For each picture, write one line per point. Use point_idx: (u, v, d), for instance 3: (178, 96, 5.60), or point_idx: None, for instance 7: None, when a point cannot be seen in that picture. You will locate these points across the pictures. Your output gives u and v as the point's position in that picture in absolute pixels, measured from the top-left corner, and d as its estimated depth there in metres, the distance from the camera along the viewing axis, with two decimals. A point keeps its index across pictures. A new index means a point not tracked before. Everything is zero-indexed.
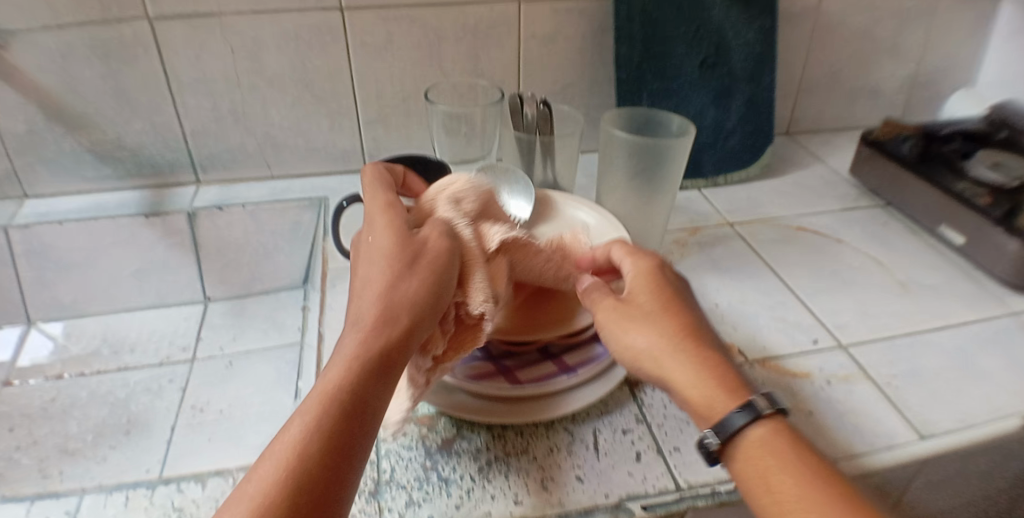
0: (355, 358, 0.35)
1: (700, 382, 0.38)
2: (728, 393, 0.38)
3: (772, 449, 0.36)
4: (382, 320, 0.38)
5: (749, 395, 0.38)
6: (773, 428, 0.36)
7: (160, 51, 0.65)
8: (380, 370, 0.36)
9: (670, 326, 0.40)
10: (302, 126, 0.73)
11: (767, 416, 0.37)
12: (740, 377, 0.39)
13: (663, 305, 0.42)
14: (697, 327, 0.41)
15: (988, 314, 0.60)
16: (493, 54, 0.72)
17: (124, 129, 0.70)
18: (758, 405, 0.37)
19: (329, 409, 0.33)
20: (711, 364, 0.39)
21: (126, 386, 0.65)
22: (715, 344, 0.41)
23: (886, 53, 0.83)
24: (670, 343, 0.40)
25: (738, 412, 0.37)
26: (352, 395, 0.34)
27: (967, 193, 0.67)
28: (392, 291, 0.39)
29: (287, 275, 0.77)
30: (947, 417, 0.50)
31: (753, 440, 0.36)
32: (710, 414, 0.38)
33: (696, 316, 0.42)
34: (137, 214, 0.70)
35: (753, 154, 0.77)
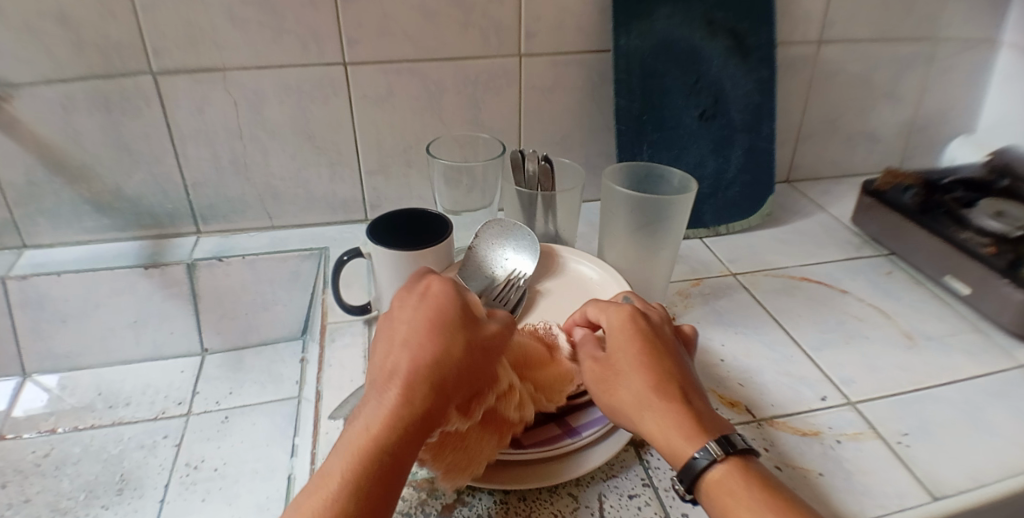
0: (391, 421, 0.37)
1: (666, 430, 0.40)
2: (686, 438, 0.39)
3: (731, 490, 0.37)
4: (421, 381, 0.38)
5: (708, 439, 0.39)
6: (729, 469, 0.38)
7: (163, 104, 0.66)
8: (413, 436, 0.37)
9: (638, 380, 0.42)
10: (303, 177, 0.73)
11: (723, 458, 0.38)
12: (702, 418, 0.41)
13: (636, 358, 0.43)
14: (671, 377, 0.43)
15: (997, 367, 0.59)
16: (494, 106, 0.72)
17: (125, 181, 0.70)
18: (711, 448, 0.38)
19: (359, 472, 0.35)
20: (675, 411, 0.40)
21: (119, 442, 0.64)
22: (689, 395, 0.42)
23: (883, 99, 0.83)
24: (639, 400, 0.41)
25: (698, 456, 0.38)
26: (384, 461, 0.36)
27: (970, 242, 0.66)
28: (439, 349, 0.40)
29: (285, 326, 0.76)
30: (959, 475, 0.48)
31: (714, 482, 0.38)
32: (675, 459, 0.39)
33: (672, 365, 0.44)
34: (137, 265, 0.70)
35: (754, 202, 0.77)
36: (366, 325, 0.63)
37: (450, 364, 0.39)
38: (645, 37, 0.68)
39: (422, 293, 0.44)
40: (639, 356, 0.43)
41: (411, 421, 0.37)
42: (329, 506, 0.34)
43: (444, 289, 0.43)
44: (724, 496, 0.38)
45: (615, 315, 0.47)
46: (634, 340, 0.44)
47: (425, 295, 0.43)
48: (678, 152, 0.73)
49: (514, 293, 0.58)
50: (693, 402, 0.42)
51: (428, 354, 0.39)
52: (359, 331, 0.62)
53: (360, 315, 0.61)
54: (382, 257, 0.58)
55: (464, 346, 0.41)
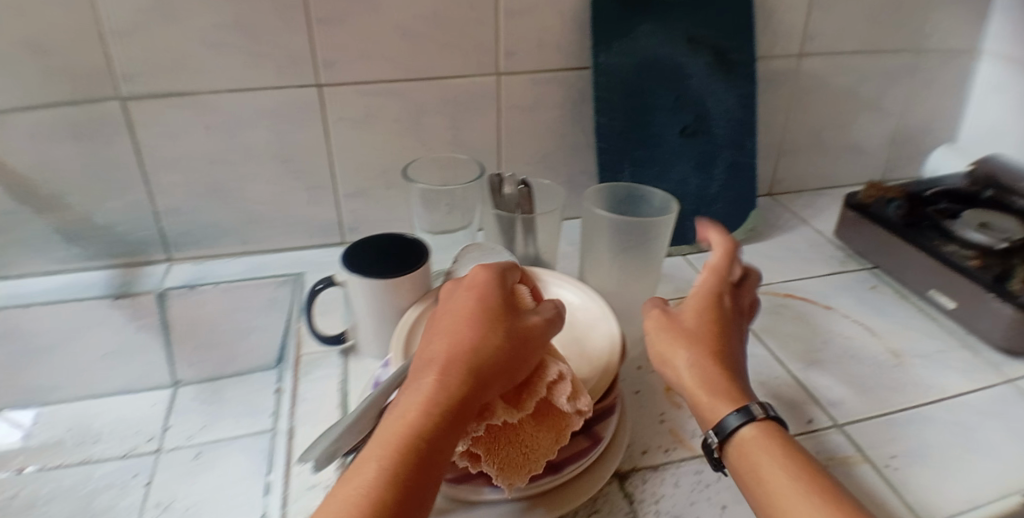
0: (426, 406, 0.36)
1: (711, 391, 0.42)
2: (730, 401, 0.41)
3: (761, 445, 0.39)
4: (460, 367, 0.37)
5: (750, 403, 0.41)
6: (762, 429, 0.39)
7: (133, 130, 0.64)
8: (449, 425, 0.36)
9: (703, 346, 0.44)
10: (279, 202, 0.71)
11: (759, 420, 0.40)
12: (747, 391, 0.43)
13: (707, 327, 0.46)
14: (729, 362, 0.45)
15: (987, 384, 0.59)
16: (474, 126, 0.71)
17: (95, 209, 0.68)
18: (751, 409, 0.40)
19: (394, 458, 0.34)
20: (726, 379, 0.43)
21: (90, 482, 0.62)
22: (740, 374, 0.44)
23: (867, 111, 0.83)
24: (696, 363, 0.44)
25: (735, 414, 0.40)
26: (419, 448, 0.34)
27: (956, 256, 0.66)
28: (479, 336, 0.39)
29: (261, 354, 0.73)
30: (954, 499, 0.47)
31: (745, 439, 0.40)
32: (712, 417, 0.41)
33: (737, 356, 0.46)
34: (106, 295, 0.67)
35: (739, 218, 0.76)
36: (343, 355, 0.61)
37: (491, 351, 0.39)
38: (626, 54, 0.67)
39: (465, 287, 0.44)
40: (714, 341, 0.45)
41: (447, 407, 0.36)
42: (366, 493, 0.32)
43: (484, 280, 0.44)
44: (754, 453, 0.39)
45: (701, 297, 0.48)
46: (710, 315, 0.47)
47: (466, 286, 0.44)
48: (661, 169, 0.72)
49: None
50: (749, 388, 0.44)
51: (469, 341, 0.39)
52: (336, 363, 0.60)
53: (335, 345, 0.59)
54: (359, 285, 0.56)
55: (504, 335, 0.40)
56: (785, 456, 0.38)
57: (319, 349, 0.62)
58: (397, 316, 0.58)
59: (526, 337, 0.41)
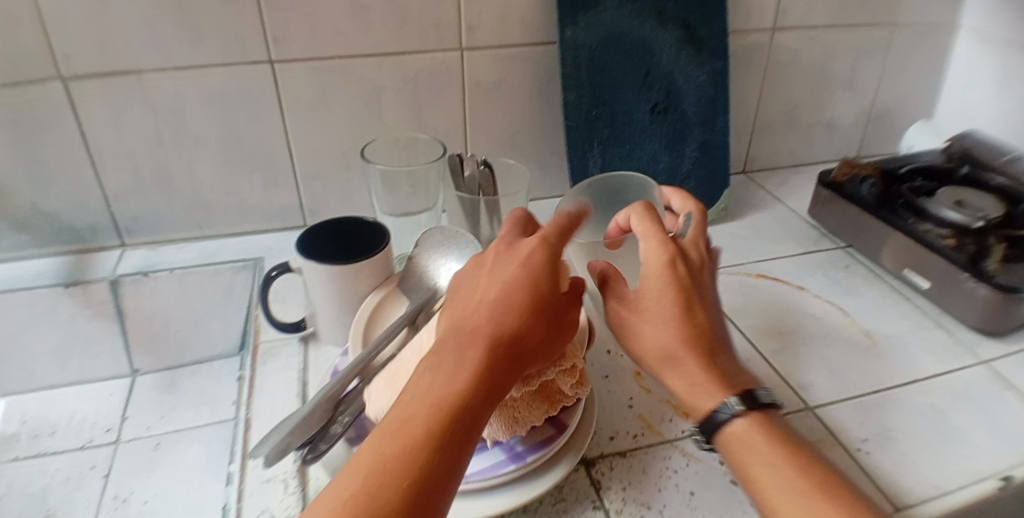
0: (472, 377, 0.35)
1: (696, 383, 0.40)
2: (711, 392, 0.40)
3: (749, 444, 0.38)
4: (506, 344, 0.37)
5: (730, 394, 0.40)
6: (748, 423, 0.39)
7: (74, 112, 0.61)
8: (489, 401, 0.36)
9: (675, 331, 0.41)
10: (234, 185, 0.69)
11: (744, 414, 0.39)
12: (730, 375, 0.41)
13: (672, 308, 0.41)
14: (706, 339, 0.42)
15: (957, 365, 0.58)
16: (435, 105, 0.68)
17: (39, 195, 0.65)
18: (733, 403, 0.39)
19: (437, 426, 0.33)
20: (709, 367, 0.41)
21: (44, 476, 0.60)
22: (722, 353, 0.42)
23: (843, 87, 0.81)
24: (670, 350, 0.41)
25: (721, 408, 0.39)
26: (462, 419, 0.34)
27: (930, 235, 0.65)
28: (529, 311, 0.39)
29: (220, 343, 0.71)
30: (923, 485, 0.47)
31: (734, 435, 0.39)
32: (696, 410, 0.40)
33: (695, 311, 0.42)
34: (57, 284, 0.65)
35: (712, 197, 0.74)
36: (303, 343, 0.60)
37: (536, 331, 0.39)
38: (592, 29, 0.65)
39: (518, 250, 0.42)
40: (666, 302, 0.42)
41: (488, 383, 0.36)
42: (409, 457, 0.32)
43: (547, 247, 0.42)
44: (742, 449, 0.39)
45: (650, 249, 0.44)
46: (673, 291, 0.42)
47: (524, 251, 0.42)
48: (630, 148, 0.70)
49: None
50: (714, 350, 0.42)
51: (519, 315, 0.38)
52: (295, 351, 0.59)
53: (293, 333, 0.58)
54: (312, 271, 0.54)
55: (551, 313, 0.40)
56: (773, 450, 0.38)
57: (277, 337, 0.60)
58: (356, 303, 0.56)
59: (567, 318, 0.41)
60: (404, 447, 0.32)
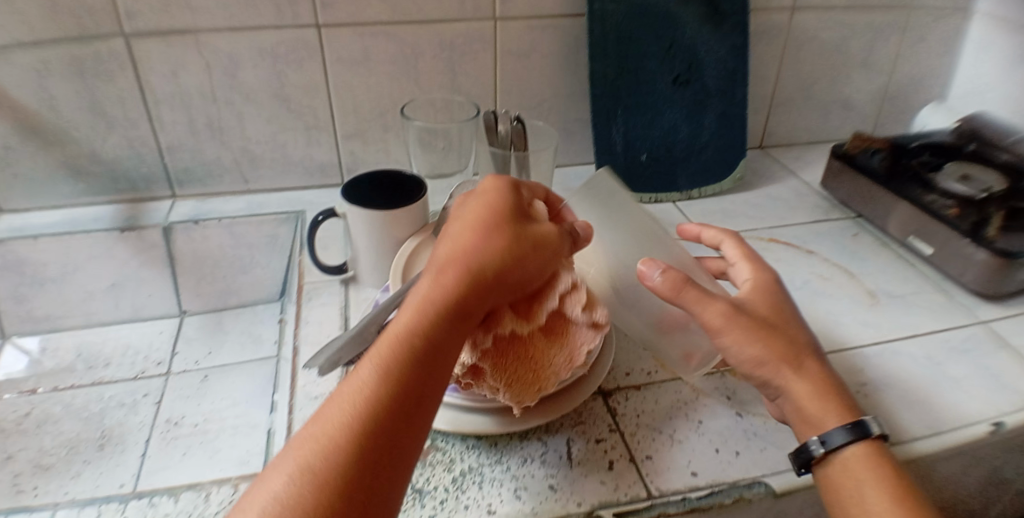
0: (434, 311, 0.38)
1: (819, 398, 0.42)
2: (839, 414, 0.41)
3: (856, 469, 0.40)
4: (472, 275, 0.39)
5: (856, 418, 0.41)
6: (868, 449, 0.40)
7: (135, 67, 0.66)
8: (454, 330, 0.38)
9: (795, 349, 0.42)
10: (278, 141, 0.73)
11: (865, 441, 0.40)
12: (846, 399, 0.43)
13: (788, 323, 0.44)
14: (816, 358, 0.43)
15: (956, 323, 0.62)
16: (469, 70, 0.73)
17: (99, 145, 0.70)
18: (863, 428, 0.40)
19: (401, 362, 0.36)
20: (823, 385, 0.42)
21: (100, 401, 0.65)
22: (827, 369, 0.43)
23: (857, 68, 0.85)
24: (792, 359, 0.42)
25: (844, 429, 0.40)
26: (425, 352, 0.37)
27: (936, 204, 0.68)
28: (494, 243, 0.41)
29: (264, 288, 0.78)
30: (917, 424, 0.51)
31: (850, 459, 0.40)
32: (819, 424, 0.41)
33: (795, 333, 0.43)
34: (113, 228, 0.70)
35: (726, 168, 0.78)
36: (344, 285, 0.65)
37: (501, 259, 0.40)
38: (621, 1, 0.69)
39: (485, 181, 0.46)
40: (768, 326, 0.42)
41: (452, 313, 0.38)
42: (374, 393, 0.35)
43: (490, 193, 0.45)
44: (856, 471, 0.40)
45: (761, 272, 0.47)
46: (788, 310, 0.44)
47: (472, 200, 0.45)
48: (652, 116, 0.74)
49: None
50: (815, 365, 0.43)
51: (484, 247, 0.41)
52: (337, 291, 0.63)
53: (335, 275, 0.63)
54: (357, 215, 0.59)
55: (521, 242, 0.42)
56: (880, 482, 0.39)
57: (319, 278, 0.65)
58: (395, 247, 0.61)
59: (536, 239, 0.42)
60: (370, 383, 0.36)
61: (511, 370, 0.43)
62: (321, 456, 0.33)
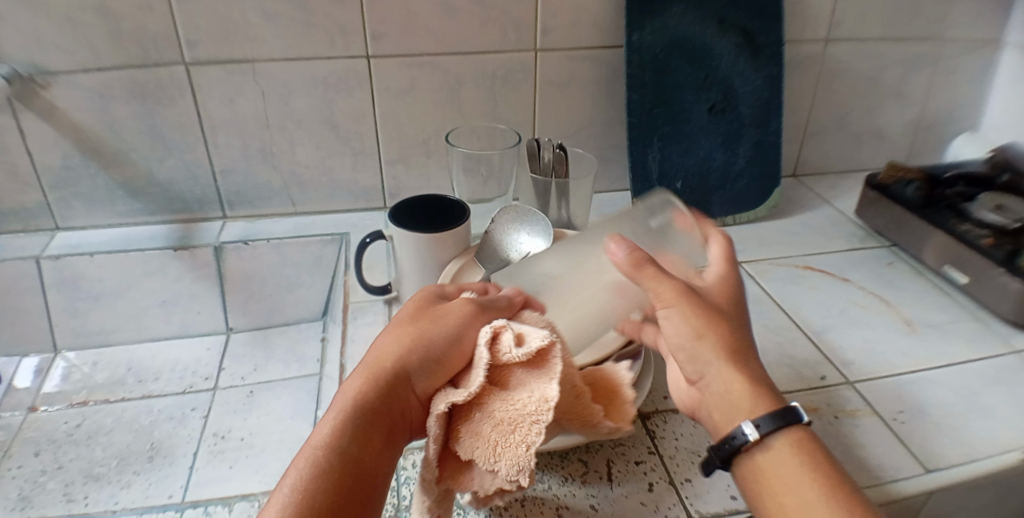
0: (341, 413, 0.36)
1: (745, 391, 0.39)
2: (761, 405, 0.38)
3: (784, 459, 0.37)
4: (379, 371, 0.38)
5: (770, 409, 0.38)
6: (794, 439, 0.37)
7: (194, 94, 0.69)
8: (367, 427, 0.35)
9: (727, 339, 0.40)
10: (326, 165, 0.76)
11: (791, 430, 0.37)
12: (777, 397, 0.39)
13: (727, 315, 0.41)
14: (749, 355, 0.41)
15: (992, 352, 0.62)
16: (511, 99, 0.75)
17: (157, 166, 0.73)
18: (783, 416, 0.37)
19: (311, 475, 0.33)
20: (751, 381, 0.39)
21: (150, 413, 0.67)
22: (758, 369, 0.40)
23: (890, 98, 0.86)
24: (726, 351, 0.40)
25: (766, 417, 0.37)
26: (335, 458, 0.34)
27: (970, 234, 0.68)
28: (397, 339, 0.41)
29: (307, 307, 0.80)
30: (953, 451, 0.51)
31: (775, 449, 0.37)
32: (733, 414, 0.39)
33: (733, 327, 0.41)
34: (166, 246, 0.73)
35: (761, 194, 0.79)
36: (388, 304, 0.67)
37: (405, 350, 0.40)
38: (659, 34, 0.71)
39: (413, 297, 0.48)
40: (715, 313, 0.41)
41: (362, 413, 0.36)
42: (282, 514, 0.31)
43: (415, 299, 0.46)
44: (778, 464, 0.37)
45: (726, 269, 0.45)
46: (732, 304, 0.43)
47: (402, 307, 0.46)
48: (688, 144, 0.76)
49: None
50: (752, 361, 0.41)
51: (389, 345, 0.40)
52: (382, 311, 0.66)
53: (380, 295, 0.66)
54: (403, 236, 0.61)
55: (426, 326, 0.41)
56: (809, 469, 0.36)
57: (365, 298, 0.68)
58: (439, 269, 0.63)
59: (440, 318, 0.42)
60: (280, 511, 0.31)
61: (479, 443, 0.36)
62: None
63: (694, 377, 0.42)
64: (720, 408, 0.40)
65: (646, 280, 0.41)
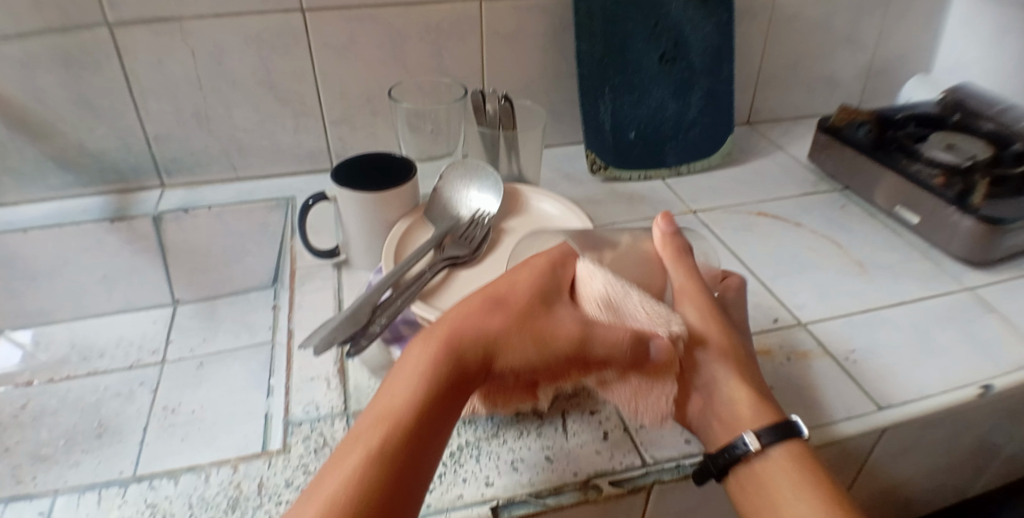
0: (428, 375, 0.37)
1: (751, 400, 0.42)
2: (766, 416, 0.41)
3: (782, 469, 0.39)
4: (468, 348, 0.38)
5: (775, 419, 0.41)
6: (792, 451, 0.39)
7: (122, 57, 0.65)
8: (450, 404, 0.37)
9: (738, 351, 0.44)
10: (267, 128, 0.73)
11: (789, 442, 0.40)
12: (774, 404, 0.43)
13: (734, 326, 0.46)
14: (753, 370, 0.45)
15: (943, 291, 0.62)
16: (456, 52, 0.73)
17: (87, 136, 0.69)
18: (783, 429, 0.40)
19: (395, 432, 0.34)
20: (756, 390, 0.43)
21: (97, 392, 0.65)
22: (758, 378, 0.44)
23: (843, 42, 0.85)
24: (737, 360, 0.44)
25: (769, 431, 0.40)
26: (421, 421, 0.35)
27: (922, 174, 0.69)
28: (503, 312, 0.39)
29: (256, 275, 0.78)
30: (905, 389, 0.51)
31: (774, 461, 0.39)
32: (736, 423, 0.41)
33: (738, 335, 0.45)
34: (102, 219, 0.70)
35: (714, 143, 0.79)
36: (337, 268, 0.65)
37: (506, 331, 0.38)
38: None
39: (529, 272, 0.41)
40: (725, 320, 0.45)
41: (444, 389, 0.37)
42: (368, 457, 0.33)
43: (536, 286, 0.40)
44: (781, 474, 0.39)
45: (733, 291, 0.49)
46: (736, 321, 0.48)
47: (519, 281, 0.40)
48: (640, 95, 0.74)
49: (479, 231, 0.60)
50: (754, 372, 0.44)
51: (486, 318, 0.39)
52: (330, 275, 0.64)
53: (328, 258, 0.64)
54: (345, 199, 0.59)
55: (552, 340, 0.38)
56: (806, 483, 0.38)
57: (312, 263, 0.66)
58: (386, 230, 0.61)
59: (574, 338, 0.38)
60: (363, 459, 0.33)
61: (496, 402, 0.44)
62: None
63: (700, 384, 0.43)
64: (723, 416, 0.42)
65: (686, 283, 0.44)
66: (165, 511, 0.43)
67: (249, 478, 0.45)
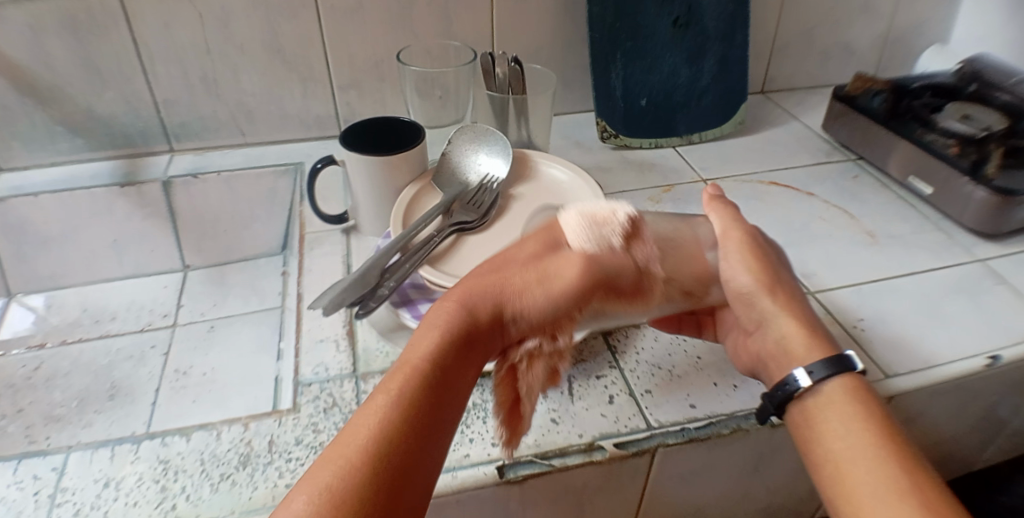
0: (442, 333, 0.37)
1: (803, 335, 0.43)
2: (819, 351, 0.41)
3: (834, 404, 0.39)
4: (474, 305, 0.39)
5: (827, 351, 0.41)
6: (846, 385, 0.39)
7: (129, 21, 0.65)
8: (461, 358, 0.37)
9: (784, 291, 0.45)
10: (274, 94, 0.73)
11: (841, 375, 0.39)
12: (827, 337, 0.43)
13: (778, 261, 0.47)
14: (803, 307, 0.45)
15: (956, 262, 0.62)
16: (466, 16, 0.72)
17: (95, 101, 0.69)
18: (833, 364, 0.40)
19: (414, 381, 0.34)
20: (806, 324, 0.43)
21: (109, 354, 0.66)
22: (808, 312, 0.44)
23: (861, 10, 0.83)
24: (786, 295, 0.45)
25: (820, 367, 0.40)
26: (435, 376, 0.35)
27: (936, 144, 0.68)
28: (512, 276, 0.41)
29: (265, 241, 0.78)
30: (913, 359, 0.51)
31: (826, 398, 0.39)
32: (792, 355, 0.42)
33: (780, 272, 0.46)
34: (113, 184, 0.70)
35: (726, 112, 0.78)
36: (345, 234, 0.65)
37: (504, 285, 0.40)
38: None
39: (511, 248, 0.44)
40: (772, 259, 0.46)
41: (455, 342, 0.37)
42: (389, 415, 0.32)
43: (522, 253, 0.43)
44: (833, 411, 0.38)
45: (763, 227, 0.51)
46: (778, 253, 0.48)
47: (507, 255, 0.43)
48: (651, 62, 0.73)
49: (487, 196, 0.59)
50: (802, 307, 0.45)
51: (493, 280, 0.41)
52: (339, 240, 0.65)
53: (338, 224, 0.65)
54: (353, 163, 0.59)
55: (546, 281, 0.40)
56: (862, 419, 0.37)
57: (321, 228, 0.66)
58: (395, 194, 0.61)
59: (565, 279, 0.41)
60: (387, 407, 0.32)
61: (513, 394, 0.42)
62: (338, 482, 0.29)
63: (750, 327, 0.45)
64: (775, 355, 0.43)
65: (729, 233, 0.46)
66: (176, 467, 0.43)
67: (260, 436, 0.45)
